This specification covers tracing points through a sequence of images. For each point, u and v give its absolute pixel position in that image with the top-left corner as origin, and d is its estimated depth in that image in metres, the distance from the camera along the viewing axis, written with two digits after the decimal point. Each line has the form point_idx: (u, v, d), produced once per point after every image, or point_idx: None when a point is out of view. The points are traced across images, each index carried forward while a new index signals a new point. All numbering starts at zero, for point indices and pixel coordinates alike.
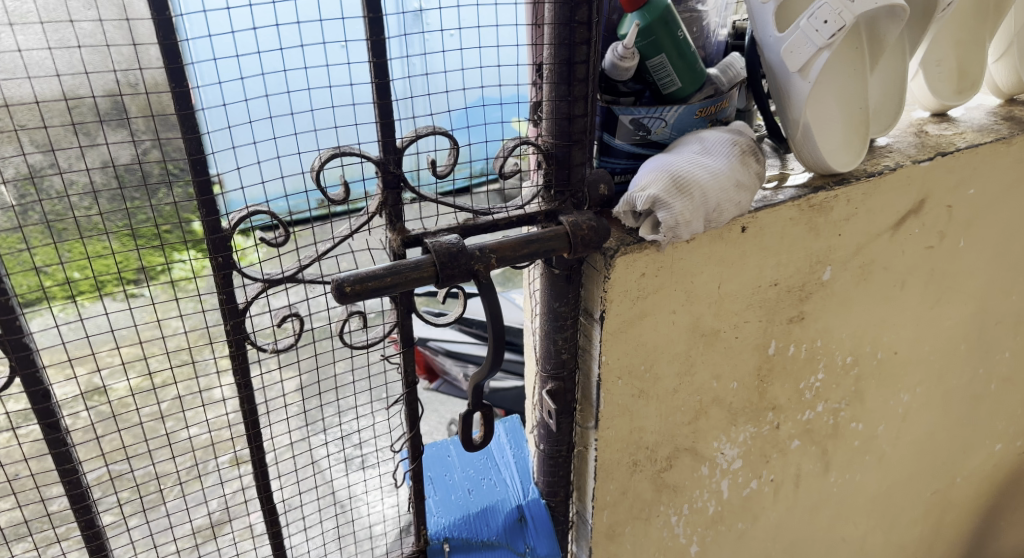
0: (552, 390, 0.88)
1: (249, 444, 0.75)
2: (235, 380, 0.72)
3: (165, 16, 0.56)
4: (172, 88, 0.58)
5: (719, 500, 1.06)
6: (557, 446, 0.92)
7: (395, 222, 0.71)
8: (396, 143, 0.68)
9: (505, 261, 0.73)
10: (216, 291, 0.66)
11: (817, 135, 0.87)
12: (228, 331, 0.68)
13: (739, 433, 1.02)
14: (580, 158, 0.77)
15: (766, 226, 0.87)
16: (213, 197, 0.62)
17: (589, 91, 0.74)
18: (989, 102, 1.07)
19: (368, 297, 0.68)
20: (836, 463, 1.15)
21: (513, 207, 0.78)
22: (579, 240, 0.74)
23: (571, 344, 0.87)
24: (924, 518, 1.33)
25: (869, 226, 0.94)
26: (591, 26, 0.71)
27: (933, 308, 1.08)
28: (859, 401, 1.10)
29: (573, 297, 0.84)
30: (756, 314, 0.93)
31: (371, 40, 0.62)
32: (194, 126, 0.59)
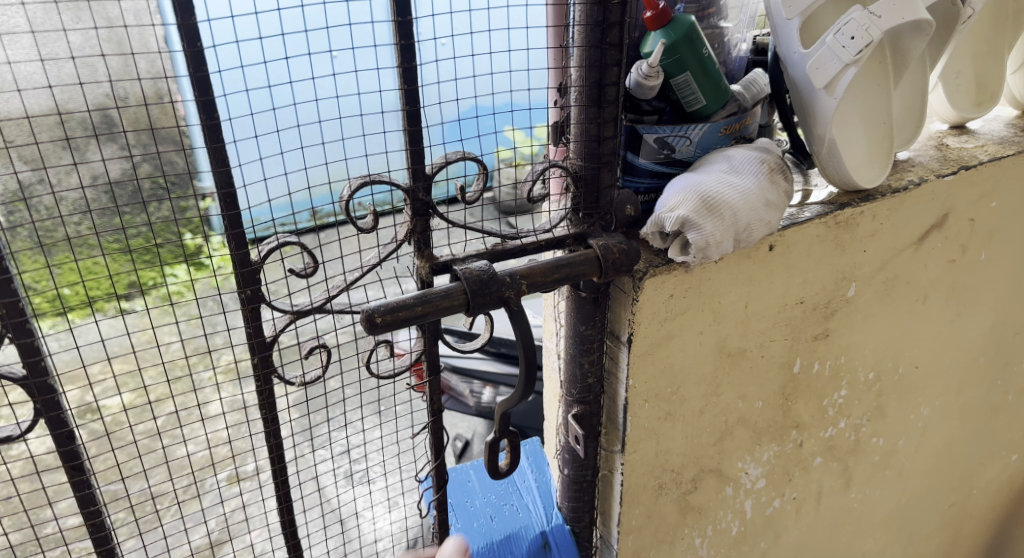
0: (578, 415, 0.87)
1: (275, 480, 0.73)
2: (261, 415, 0.70)
3: (197, 47, 0.55)
4: (203, 120, 0.57)
5: (743, 520, 1.04)
6: (582, 471, 0.90)
7: (423, 249, 0.70)
8: (425, 169, 0.67)
9: (536, 287, 0.71)
10: (244, 324, 0.65)
11: (843, 151, 0.86)
12: (256, 365, 0.66)
13: (763, 452, 1.00)
14: (609, 180, 0.75)
15: (793, 244, 0.86)
16: (244, 230, 0.61)
17: (619, 113, 0.73)
18: (1007, 113, 1.07)
19: (399, 327, 0.66)
20: (857, 479, 1.13)
21: (541, 230, 0.77)
22: (610, 264, 0.73)
23: (598, 368, 0.84)
24: (941, 531, 1.32)
25: (893, 242, 0.93)
26: (622, 48, 0.70)
27: (953, 322, 1.07)
28: (881, 416, 1.09)
29: (601, 320, 0.82)
30: (782, 332, 0.92)
31: (403, 67, 0.61)
32: (224, 159, 0.58)
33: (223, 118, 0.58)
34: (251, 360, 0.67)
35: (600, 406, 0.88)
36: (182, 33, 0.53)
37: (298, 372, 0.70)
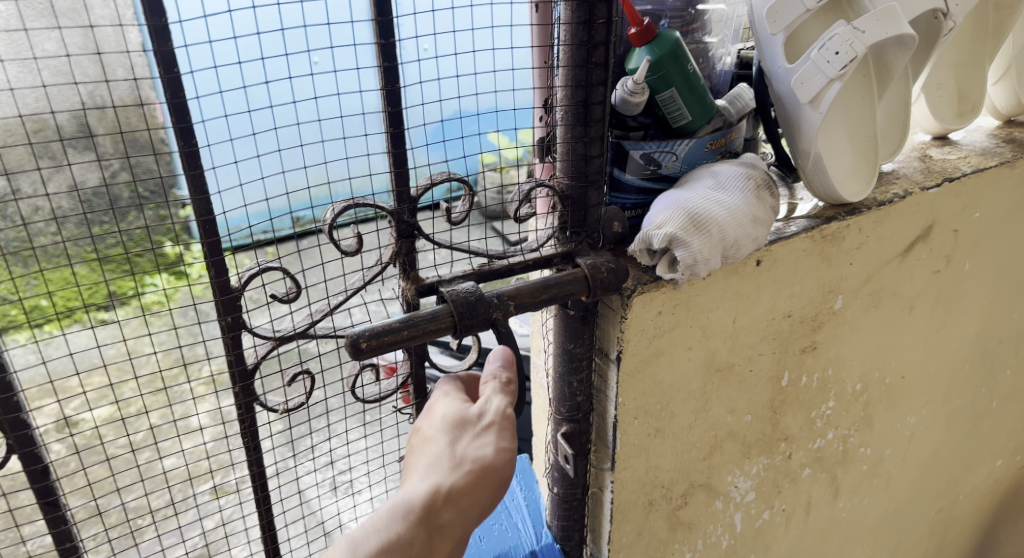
0: (567, 433, 0.86)
1: (258, 508, 0.72)
2: (244, 444, 0.69)
3: (173, 73, 0.55)
4: (181, 147, 0.57)
5: (733, 533, 1.04)
6: (572, 489, 0.89)
7: (409, 271, 0.69)
8: (411, 191, 0.67)
9: (524, 307, 0.70)
10: (224, 352, 0.64)
11: (828, 165, 0.86)
12: (237, 394, 0.65)
13: (752, 465, 1.00)
14: (596, 199, 0.75)
15: (780, 258, 0.86)
16: (224, 257, 0.61)
17: (605, 132, 0.73)
18: (987, 124, 1.08)
19: (385, 351, 0.65)
20: (845, 488, 1.13)
21: (529, 248, 0.76)
22: (598, 283, 0.72)
23: (587, 386, 0.84)
24: (928, 537, 1.33)
25: (878, 254, 0.93)
26: (608, 66, 0.70)
27: (939, 331, 1.07)
28: (868, 426, 1.09)
29: (588, 338, 0.81)
30: (770, 346, 0.92)
31: (386, 89, 0.63)
32: (203, 186, 0.59)
33: (201, 144, 0.58)
34: (233, 389, 0.66)
35: (590, 424, 0.87)
36: (157, 61, 0.54)
37: (282, 399, 0.69)
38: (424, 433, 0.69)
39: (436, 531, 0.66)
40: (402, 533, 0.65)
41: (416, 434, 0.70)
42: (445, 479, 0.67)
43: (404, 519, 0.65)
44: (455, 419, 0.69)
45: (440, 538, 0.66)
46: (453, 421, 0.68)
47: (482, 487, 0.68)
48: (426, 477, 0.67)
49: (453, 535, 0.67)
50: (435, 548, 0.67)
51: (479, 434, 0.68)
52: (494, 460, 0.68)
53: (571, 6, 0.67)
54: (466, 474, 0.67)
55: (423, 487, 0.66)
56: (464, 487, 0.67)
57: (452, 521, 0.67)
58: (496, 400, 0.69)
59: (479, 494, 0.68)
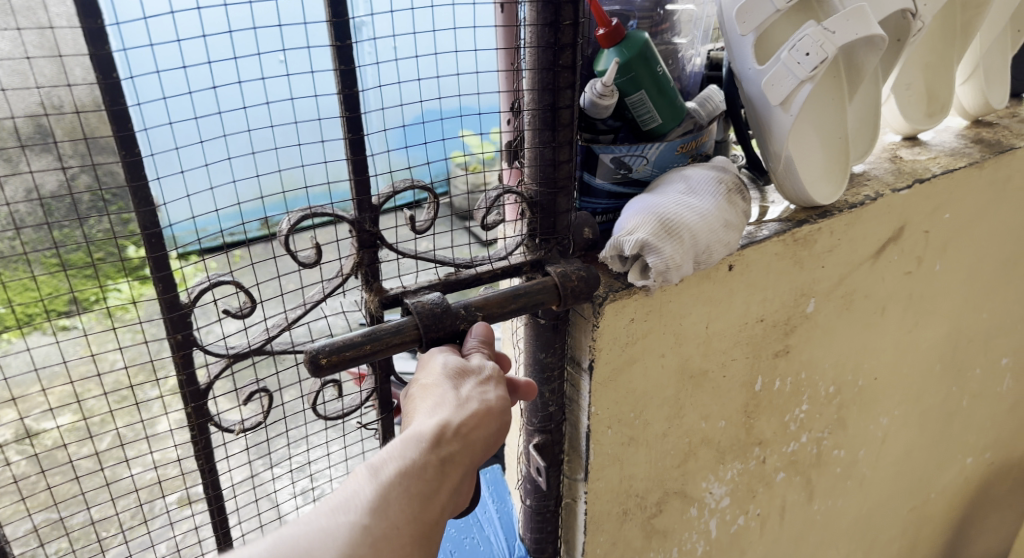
0: (540, 444, 0.83)
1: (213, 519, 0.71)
2: (198, 466, 0.68)
3: (112, 79, 0.54)
4: (122, 156, 0.56)
5: (708, 539, 1.03)
6: (545, 502, 0.87)
7: (372, 282, 0.67)
8: (373, 199, 0.65)
9: (492, 318, 0.68)
10: (175, 372, 0.62)
11: (799, 167, 0.85)
12: (190, 414, 0.64)
13: (727, 471, 0.99)
14: (566, 205, 0.73)
15: (753, 262, 0.84)
16: (171, 272, 0.60)
17: (574, 136, 0.71)
18: (955, 124, 1.07)
19: (346, 367, 0.62)
20: (820, 491, 1.13)
21: (497, 256, 0.74)
22: (569, 292, 0.70)
23: (559, 397, 0.81)
24: (900, 536, 1.33)
25: (850, 257, 0.92)
26: (576, 70, 0.68)
27: (911, 332, 1.07)
28: (842, 428, 1.09)
29: (560, 347, 0.79)
30: (743, 351, 0.91)
31: (344, 92, 0.60)
32: (146, 198, 0.57)
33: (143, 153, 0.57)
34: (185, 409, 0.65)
35: (563, 435, 0.85)
36: (94, 65, 0.53)
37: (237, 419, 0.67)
38: (420, 384, 0.61)
39: (447, 464, 0.56)
40: (415, 459, 0.55)
41: (412, 388, 0.62)
42: (454, 414, 0.58)
43: (416, 445, 0.56)
44: (458, 365, 0.62)
45: (451, 468, 0.57)
46: (455, 367, 0.61)
47: (490, 421, 0.59)
48: (433, 414, 0.58)
49: (463, 465, 0.57)
50: (445, 481, 0.56)
51: (482, 380, 0.61)
52: (495, 400, 0.61)
53: (536, 7, 0.65)
54: (473, 408, 0.59)
55: (431, 420, 0.57)
56: (473, 419, 0.58)
57: (462, 453, 0.57)
58: (481, 357, 0.64)
59: (487, 429, 0.59)
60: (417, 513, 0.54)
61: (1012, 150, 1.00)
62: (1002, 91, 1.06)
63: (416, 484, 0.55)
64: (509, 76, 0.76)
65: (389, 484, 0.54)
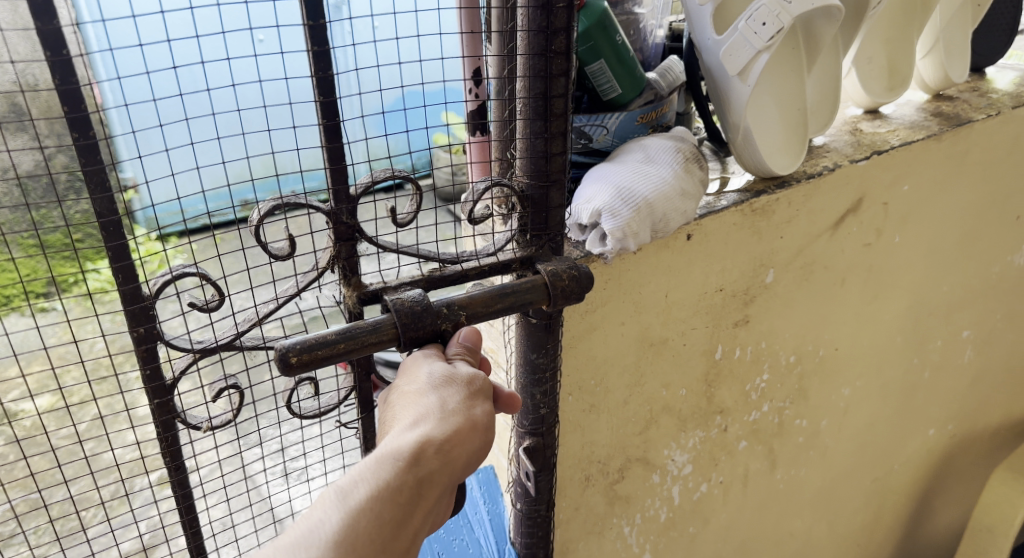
0: (530, 448, 0.78)
1: (178, 509, 0.69)
2: (165, 464, 0.66)
3: (63, 56, 0.49)
4: (74, 140, 0.51)
5: (671, 506, 1.05)
6: (535, 506, 0.82)
7: (350, 277, 0.65)
8: (350, 190, 0.62)
9: (476, 319, 0.63)
10: (138, 367, 0.60)
11: (758, 139, 0.86)
12: (154, 411, 0.62)
13: (689, 438, 1.01)
14: (558, 199, 0.71)
15: (711, 232, 0.86)
16: (131, 262, 0.56)
17: (568, 127, 0.68)
18: (917, 98, 1.08)
19: (319, 367, 0.57)
20: (782, 460, 1.15)
21: (485, 252, 0.71)
22: (559, 292, 0.65)
23: (551, 397, 0.76)
24: (864, 506, 1.36)
25: (809, 228, 0.94)
26: (569, 57, 0.65)
27: (871, 304, 1.09)
28: (803, 398, 1.11)
29: (551, 348, 0.74)
30: (703, 320, 0.92)
31: (318, 76, 0.57)
32: (104, 184, 0.53)
33: (99, 137, 0.52)
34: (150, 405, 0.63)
35: (554, 439, 0.79)
36: (41, 40, 0.47)
37: (206, 416, 0.66)
38: (402, 389, 0.58)
39: (424, 484, 0.54)
40: (390, 480, 0.53)
41: (393, 392, 0.59)
42: (436, 428, 0.55)
43: (392, 465, 0.53)
44: (446, 373, 0.57)
45: (428, 488, 0.54)
46: (443, 375, 0.57)
47: (474, 435, 0.57)
48: (413, 428, 0.55)
49: (441, 483, 0.55)
50: (421, 502, 0.54)
51: (470, 390, 0.58)
52: (482, 413, 0.58)
53: None
54: (458, 423, 0.56)
55: (412, 436, 0.54)
56: (457, 435, 0.56)
57: (441, 471, 0.55)
58: (466, 364, 0.60)
59: (469, 444, 0.57)
60: (387, 539, 0.52)
61: (970, 123, 1.01)
62: (961, 65, 1.07)
63: (388, 509, 0.53)
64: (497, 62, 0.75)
65: (358, 511, 0.52)
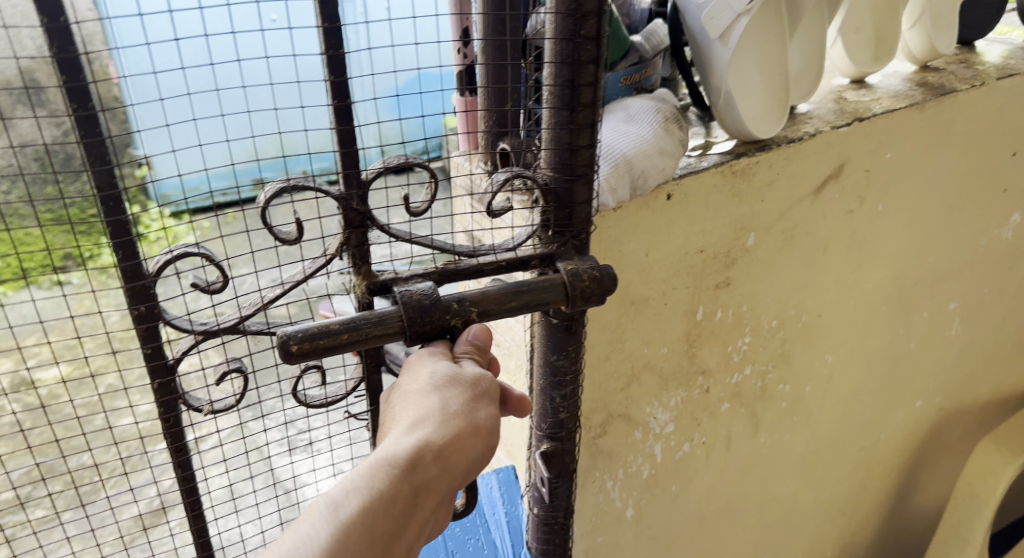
0: (547, 453, 0.77)
1: (182, 491, 0.71)
2: (167, 443, 0.68)
3: (60, 23, 0.51)
4: (74, 111, 0.53)
5: (653, 463, 1.08)
6: (552, 512, 0.79)
7: (361, 266, 0.66)
8: (363, 175, 0.64)
9: (488, 315, 0.63)
10: (141, 345, 0.63)
11: (740, 103, 0.88)
12: (157, 392, 0.65)
13: (670, 397, 1.04)
14: (584, 194, 0.70)
15: (691, 193, 0.88)
16: (131, 238, 0.59)
17: (595, 118, 0.68)
18: (904, 69, 1.10)
19: (322, 355, 0.59)
20: (766, 424, 1.18)
21: (504, 248, 0.72)
22: (579, 292, 0.66)
23: (572, 403, 0.76)
24: (851, 475, 1.39)
25: (790, 192, 0.96)
26: (599, 43, 0.65)
27: (854, 272, 1.11)
28: (786, 363, 1.14)
29: (573, 351, 0.74)
30: (684, 280, 0.95)
31: (329, 54, 0.58)
32: (101, 155, 0.55)
33: (98, 108, 0.55)
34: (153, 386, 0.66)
35: (574, 444, 0.78)
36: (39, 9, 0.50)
37: (207, 399, 0.68)
38: (406, 390, 0.60)
39: (420, 490, 0.56)
40: (386, 488, 0.55)
41: (396, 392, 0.61)
42: (435, 432, 0.57)
43: (388, 472, 0.55)
44: (449, 375, 0.59)
45: (424, 494, 0.56)
46: (446, 376, 0.59)
47: (474, 440, 0.59)
48: (411, 433, 0.57)
49: (438, 490, 0.57)
50: (416, 510, 0.56)
51: (473, 393, 0.60)
52: (484, 417, 0.60)
53: None
54: (458, 427, 0.58)
55: (410, 442, 0.56)
56: (455, 439, 0.58)
57: (438, 477, 0.57)
58: (473, 363, 0.61)
59: (469, 450, 0.59)
60: (381, 549, 0.54)
61: (954, 93, 1.03)
62: (949, 37, 1.09)
63: (383, 517, 0.54)
64: (486, 46, 0.79)
65: (350, 522, 0.53)
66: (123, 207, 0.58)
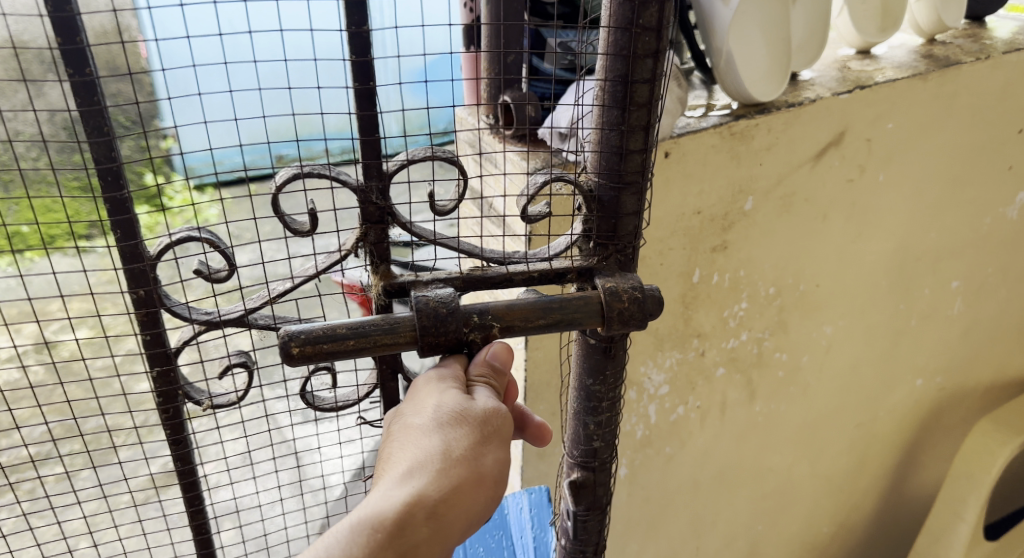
0: (577, 483, 0.69)
1: (180, 483, 0.67)
2: (165, 437, 0.64)
3: None
4: (70, 75, 0.48)
5: (647, 424, 1.09)
6: (581, 546, 0.71)
7: (379, 265, 0.59)
8: (385, 166, 0.56)
9: (513, 332, 0.54)
10: (140, 330, 0.58)
11: (741, 65, 0.89)
12: (156, 379, 0.60)
13: (665, 358, 1.05)
14: (632, 205, 0.61)
15: (689, 152, 0.89)
16: (131, 216, 0.54)
17: (650, 119, 0.58)
18: (911, 42, 1.10)
19: (323, 361, 0.51)
20: (762, 392, 1.20)
21: (538, 256, 0.62)
22: (615, 315, 0.55)
23: (608, 430, 0.68)
24: (849, 451, 1.40)
25: (790, 157, 0.97)
26: (660, 34, 0.55)
27: (854, 243, 1.12)
28: (783, 331, 1.15)
29: (612, 375, 0.65)
30: (680, 241, 0.96)
31: (349, 30, 0.50)
32: (100, 126, 0.50)
33: (99, 73, 0.49)
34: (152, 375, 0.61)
35: (608, 476, 0.70)
36: None
37: (209, 392, 0.64)
38: (405, 425, 0.52)
39: (408, 556, 0.47)
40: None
41: (397, 426, 0.53)
42: (431, 484, 0.49)
43: (368, 536, 0.46)
44: (456, 411, 0.51)
45: None
46: (450, 414, 0.51)
47: (478, 491, 0.51)
48: (403, 483, 0.49)
49: (430, 555, 0.48)
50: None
51: (480, 435, 0.51)
52: (490, 464, 0.51)
53: None
54: (458, 477, 0.50)
55: (400, 497, 0.48)
56: (454, 492, 0.49)
57: (431, 539, 0.48)
58: (486, 394, 0.53)
59: (470, 503, 0.50)
60: None
61: (958, 65, 1.03)
62: (957, 11, 1.09)
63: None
64: (490, 31, 0.81)
65: None
66: (123, 181, 0.53)
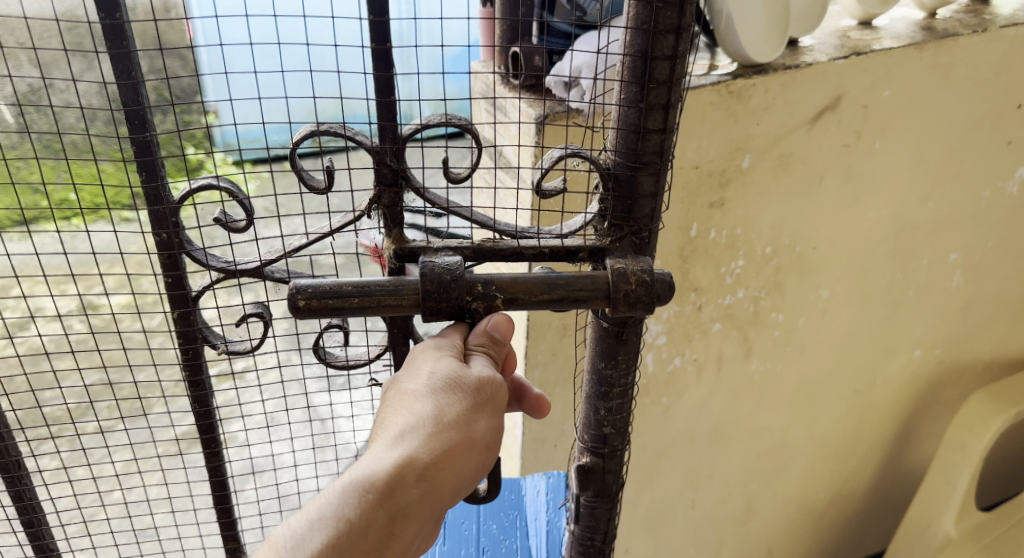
0: (587, 468, 0.71)
1: (199, 425, 0.74)
2: (185, 375, 0.71)
3: None
4: (101, 18, 0.54)
5: (644, 373, 1.15)
6: (590, 534, 0.74)
7: (392, 228, 0.62)
8: (401, 129, 0.59)
9: (516, 304, 0.57)
10: (162, 272, 0.65)
11: (740, 26, 0.95)
12: (176, 320, 0.67)
13: (662, 310, 1.11)
14: (649, 186, 0.60)
15: (687, 107, 0.94)
16: (154, 159, 0.60)
17: (671, 97, 0.57)
18: (913, 15, 1.15)
19: (327, 316, 0.55)
20: (757, 350, 1.25)
21: (553, 232, 0.63)
22: (622, 296, 0.56)
23: (619, 419, 0.69)
24: (845, 418, 1.44)
25: (786, 119, 1.03)
26: (683, 9, 0.54)
27: (850, 209, 1.17)
28: (779, 291, 1.20)
29: (625, 361, 0.66)
30: (678, 195, 1.01)
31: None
32: (127, 70, 0.56)
33: (126, 17, 0.55)
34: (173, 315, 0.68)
35: (618, 465, 0.72)
36: None
37: (225, 338, 0.70)
38: (400, 390, 0.55)
39: (399, 517, 0.50)
40: (355, 519, 0.49)
41: (393, 391, 0.56)
42: (422, 447, 0.51)
43: (360, 498, 0.49)
44: (449, 377, 0.54)
45: (403, 522, 0.50)
46: (443, 380, 0.53)
47: (469, 455, 0.53)
48: (395, 446, 0.51)
49: (421, 517, 0.51)
50: (392, 543, 0.50)
51: (473, 402, 0.54)
52: (482, 429, 0.54)
53: None
54: (449, 442, 0.52)
55: (391, 460, 0.50)
56: (444, 455, 0.52)
57: (421, 500, 0.51)
58: (483, 363, 0.55)
59: (461, 467, 0.53)
60: None
61: (955, 36, 1.08)
62: None
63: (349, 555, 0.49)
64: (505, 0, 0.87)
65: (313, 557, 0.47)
66: (149, 125, 0.59)
